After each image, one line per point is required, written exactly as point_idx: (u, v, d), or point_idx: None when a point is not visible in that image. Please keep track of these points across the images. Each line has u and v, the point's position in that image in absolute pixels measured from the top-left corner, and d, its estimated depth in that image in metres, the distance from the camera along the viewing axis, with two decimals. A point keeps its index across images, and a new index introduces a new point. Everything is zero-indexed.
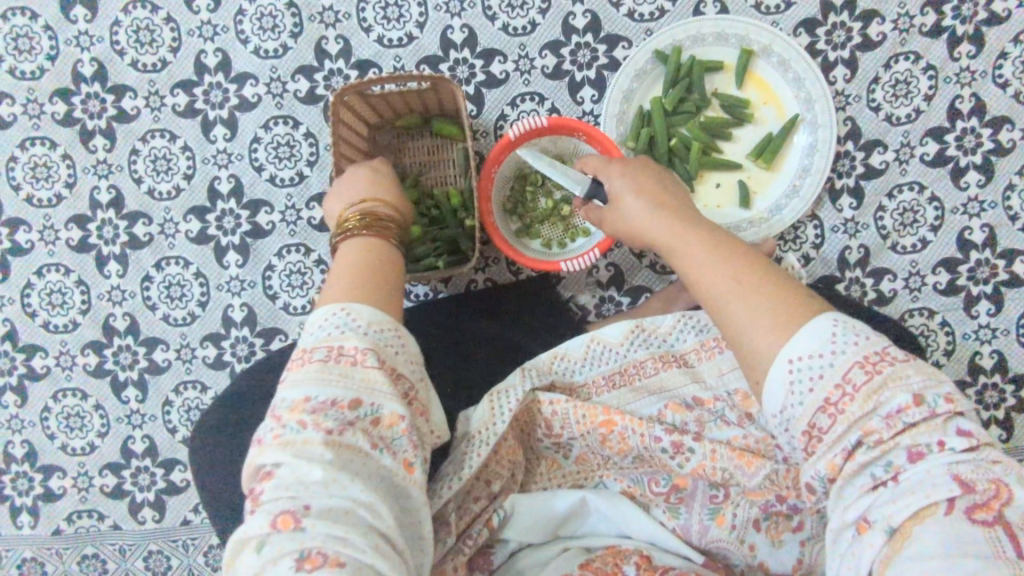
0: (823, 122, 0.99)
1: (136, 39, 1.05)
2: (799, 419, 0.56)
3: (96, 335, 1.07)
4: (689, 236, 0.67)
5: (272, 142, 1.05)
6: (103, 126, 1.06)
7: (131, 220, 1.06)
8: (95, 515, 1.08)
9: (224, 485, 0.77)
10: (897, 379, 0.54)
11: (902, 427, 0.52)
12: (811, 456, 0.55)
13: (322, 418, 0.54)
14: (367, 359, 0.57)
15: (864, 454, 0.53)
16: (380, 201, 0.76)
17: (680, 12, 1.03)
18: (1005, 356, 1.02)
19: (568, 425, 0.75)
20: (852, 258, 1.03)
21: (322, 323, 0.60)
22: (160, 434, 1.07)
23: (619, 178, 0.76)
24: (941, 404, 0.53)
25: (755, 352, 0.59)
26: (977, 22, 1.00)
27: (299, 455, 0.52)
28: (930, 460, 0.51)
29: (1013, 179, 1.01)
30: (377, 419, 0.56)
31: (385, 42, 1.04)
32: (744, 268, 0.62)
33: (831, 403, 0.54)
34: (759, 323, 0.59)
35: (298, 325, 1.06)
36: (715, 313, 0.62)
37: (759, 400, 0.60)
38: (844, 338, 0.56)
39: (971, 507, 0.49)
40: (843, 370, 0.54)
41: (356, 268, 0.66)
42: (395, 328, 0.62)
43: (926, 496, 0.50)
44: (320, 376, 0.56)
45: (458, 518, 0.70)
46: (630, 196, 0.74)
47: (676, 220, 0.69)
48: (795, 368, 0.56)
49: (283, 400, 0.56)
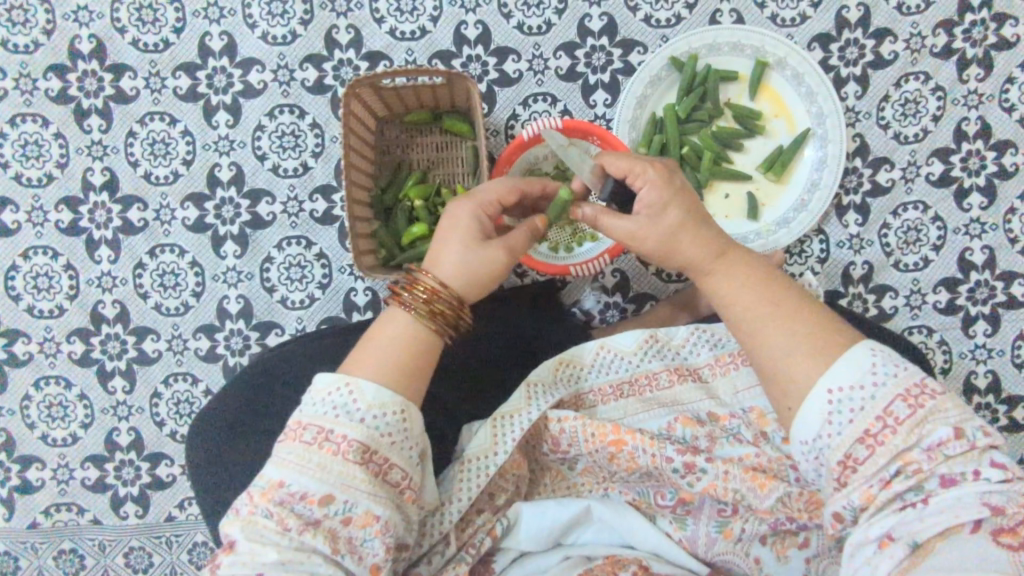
0: (833, 138, 0.99)
1: (138, 17, 1.01)
2: (834, 449, 0.56)
3: (83, 322, 1.03)
4: (725, 265, 0.66)
5: (277, 131, 1.02)
6: (99, 106, 1.02)
7: (126, 205, 1.03)
8: (74, 508, 1.04)
9: (211, 474, 0.75)
10: (937, 413, 0.54)
11: (941, 460, 0.53)
12: (844, 486, 0.55)
13: (286, 511, 0.55)
14: (350, 452, 0.56)
15: (902, 483, 0.53)
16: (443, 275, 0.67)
17: (697, 21, 1.02)
18: (1000, 377, 1.03)
19: (576, 443, 0.73)
20: (856, 273, 1.04)
21: (321, 397, 0.59)
22: (147, 427, 1.04)
23: (651, 181, 0.66)
24: (980, 437, 0.54)
25: (793, 380, 0.59)
26: (986, 46, 1.01)
27: (255, 540, 0.54)
28: (963, 488, 0.52)
29: (1014, 203, 1.02)
30: (349, 517, 0.55)
31: (397, 35, 1.02)
32: (782, 299, 0.62)
33: (872, 434, 0.55)
34: (799, 353, 0.59)
35: (295, 320, 1.03)
36: (752, 341, 0.62)
37: (789, 428, 0.60)
38: (885, 369, 0.56)
39: (997, 530, 0.50)
40: (884, 403, 0.55)
41: (399, 359, 0.62)
42: (399, 410, 0.60)
43: (954, 516, 0.51)
44: (300, 461, 0.56)
45: (461, 530, 0.69)
46: (666, 209, 0.66)
47: (708, 244, 0.66)
48: (834, 399, 0.56)
49: (261, 477, 0.56)
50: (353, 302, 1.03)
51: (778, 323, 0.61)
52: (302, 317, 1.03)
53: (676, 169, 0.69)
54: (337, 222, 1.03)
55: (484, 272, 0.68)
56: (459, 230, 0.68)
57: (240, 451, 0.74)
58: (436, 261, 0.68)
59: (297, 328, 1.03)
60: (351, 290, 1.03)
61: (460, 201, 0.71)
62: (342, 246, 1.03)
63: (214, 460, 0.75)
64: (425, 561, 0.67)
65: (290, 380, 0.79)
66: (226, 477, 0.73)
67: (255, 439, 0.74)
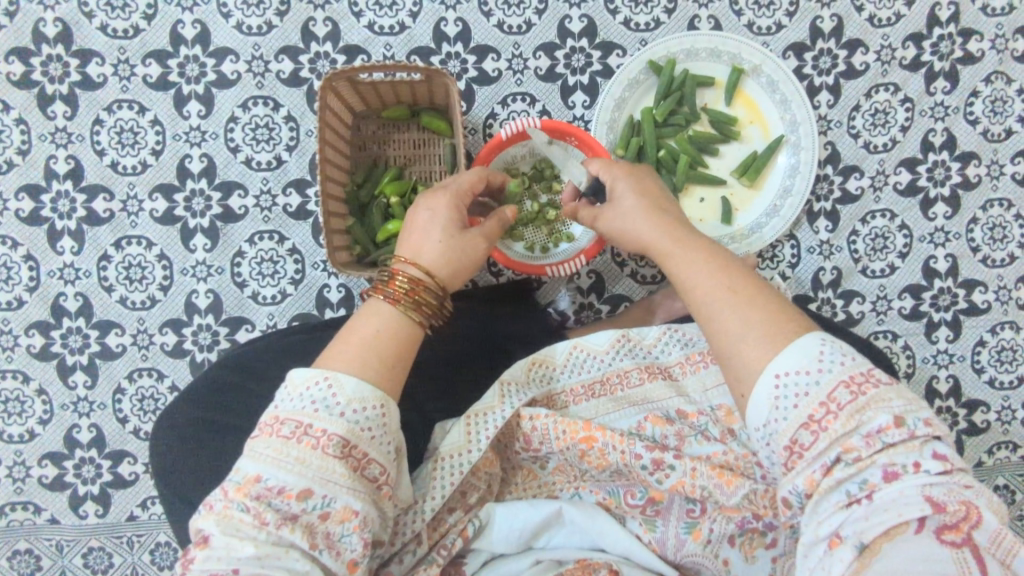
0: (806, 145, 1.01)
1: (107, 2, 0.98)
2: (781, 434, 0.55)
3: (44, 315, 1.00)
4: (688, 243, 0.66)
5: (250, 123, 1.00)
6: (64, 92, 0.99)
7: (91, 195, 1.00)
8: (31, 507, 1.01)
9: (173, 462, 0.73)
10: (879, 401, 0.54)
11: (880, 447, 0.53)
12: (790, 471, 0.55)
13: (263, 506, 0.53)
14: (329, 447, 0.55)
15: (841, 471, 0.53)
16: (424, 265, 0.68)
17: (675, 25, 1.03)
18: (960, 381, 1.06)
19: (547, 441, 0.73)
20: (825, 279, 1.06)
21: (299, 392, 0.58)
22: (109, 424, 1.01)
23: (619, 179, 0.74)
24: (920, 427, 0.53)
25: (742, 361, 0.58)
26: (952, 60, 1.04)
27: (232, 535, 0.52)
28: (905, 481, 0.51)
29: (977, 213, 1.05)
30: (327, 512, 0.55)
31: (376, 29, 1.01)
32: (738, 280, 0.62)
33: (815, 420, 0.54)
34: (749, 336, 0.58)
35: (266, 315, 1.01)
36: (705, 320, 0.62)
37: (741, 411, 0.59)
38: (832, 357, 0.56)
39: (941, 527, 0.49)
40: (828, 389, 0.55)
41: (380, 351, 0.61)
42: (378, 405, 0.59)
43: (898, 514, 0.50)
44: (278, 456, 0.55)
45: (432, 529, 0.69)
46: (627, 197, 0.72)
47: (671, 230, 0.68)
48: (781, 383, 0.56)
49: (236, 472, 0.55)
50: (326, 298, 1.01)
51: (731, 303, 0.60)
52: (274, 313, 1.01)
53: (642, 172, 0.76)
54: (312, 217, 1.01)
55: (465, 263, 0.70)
56: (440, 218, 0.70)
57: (213, 449, 0.72)
58: (419, 249, 0.69)
59: (268, 325, 1.01)
60: (325, 286, 1.01)
61: (436, 193, 0.73)
62: (316, 241, 1.01)
63: (178, 446, 0.73)
64: (396, 560, 0.67)
65: (262, 374, 0.78)
66: (197, 477, 0.71)
67: (229, 438, 0.72)
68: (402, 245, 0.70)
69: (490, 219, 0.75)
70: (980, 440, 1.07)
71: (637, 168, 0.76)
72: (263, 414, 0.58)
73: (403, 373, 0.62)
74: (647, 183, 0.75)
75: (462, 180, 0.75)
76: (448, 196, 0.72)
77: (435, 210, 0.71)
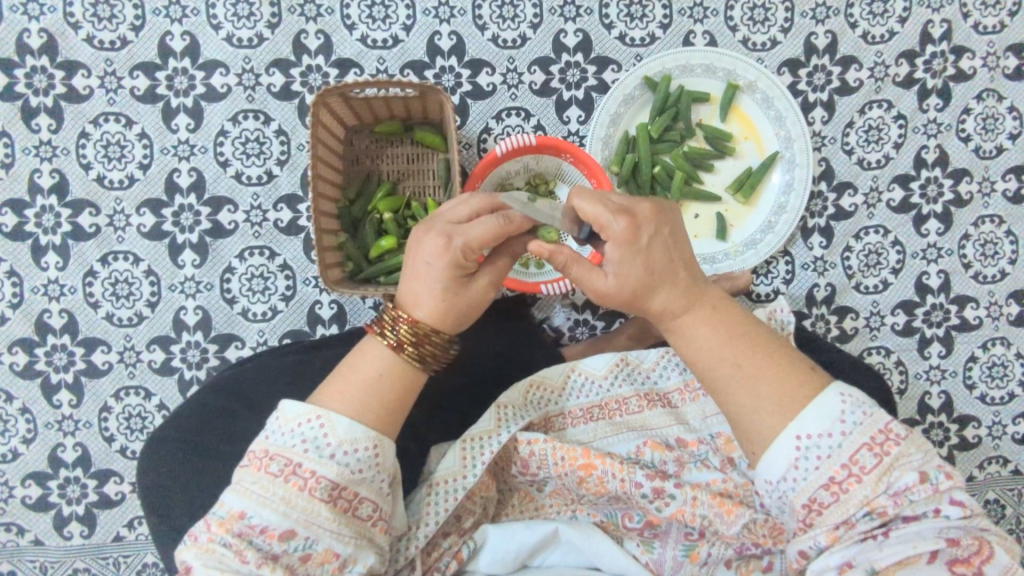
0: (799, 161, 1.00)
1: (93, 12, 0.96)
2: (799, 492, 0.57)
3: (27, 332, 0.98)
4: (699, 308, 0.63)
5: (241, 137, 0.99)
6: (49, 105, 0.97)
7: (76, 210, 0.98)
8: (14, 529, 0.99)
9: (165, 486, 0.71)
10: (902, 459, 0.56)
11: (906, 504, 0.56)
12: (811, 527, 0.58)
13: (244, 544, 0.54)
14: (316, 489, 0.56)
15: (866, 524, 0.56)
16: (426, 314, 0.63)
17: (670, 41, 1.03)
18: (952, 398, 1.07)
19: (545, 466, 0.72)
20: (820, 295, 1.06)
21: (290, 427, 0.58)
22: (95, 443, 0.99)
23: (617, 234, 0.59)
24: (943, 480, 0.56)
25: (760, 428, 0.59)
26: (945, 77, 1.05)
27: (213, 569, 0.53)
28: (923, 523, 0.56)
29: (968, 230, 1.06)
30: (308, 554, 0.55)
31: (368, 42, 1.00)
32: (752, 346, 0.61)
33: (837, 481, 0.56)
34: (767, 405, 0.59)
35: (256, 332, 1.00)
36: (720, 389, 0.62)
37: (753, 465, 0.61)
38: (852, 417, 0.57)
39: (953, 560, 0.54)
40: (851, 450, 0.57)
41: (374, 392, 0.61)
42: (372, 445, 0.58)
43: (913, 547, 0.55)
44: (263, 494, 0.55)
45: (426, 553, 0.68)
46: (628, 259, 0.60)
47: (683, 294, 0.62)
48: (802, 445, 0.57)
49: (220, 505, 0.56)
50: (318, 315, 1.00)
51: (748, 373, 0.60)
52: (264, 330, 1.00)
53: (648, 218, 0.60)
54: (303, 233, 0.99)
55: (470, 311, 0.64)
56: (438, 270, 0.61)
57: (199, 478, 0.70)
58: (417, 298, 0.63)
59: (258, 341, 1.00)
60: (316, 303, 1.00)
61: (432, 234, 0.61)
62: (307, 257, 1.00)
63: (170, 472, 0.71)
64: None
65: (253, 401, 0.76)
66: (184, 505, 0.69)
67: (219, 465, 0.70)
68: (401, 284, 0.64)
69: (501, 256, 0.63)
70: (972, 455, 1.07)
71: (642, 211, 0.61)
72: (253, 443, 0.58)
73: (402, 415, 0.62)
74: (656, 234, 0.61)
75: (464, 229, 0.61)
76: (447, 251, 0.60)
77: (433, 260, 0.61)
